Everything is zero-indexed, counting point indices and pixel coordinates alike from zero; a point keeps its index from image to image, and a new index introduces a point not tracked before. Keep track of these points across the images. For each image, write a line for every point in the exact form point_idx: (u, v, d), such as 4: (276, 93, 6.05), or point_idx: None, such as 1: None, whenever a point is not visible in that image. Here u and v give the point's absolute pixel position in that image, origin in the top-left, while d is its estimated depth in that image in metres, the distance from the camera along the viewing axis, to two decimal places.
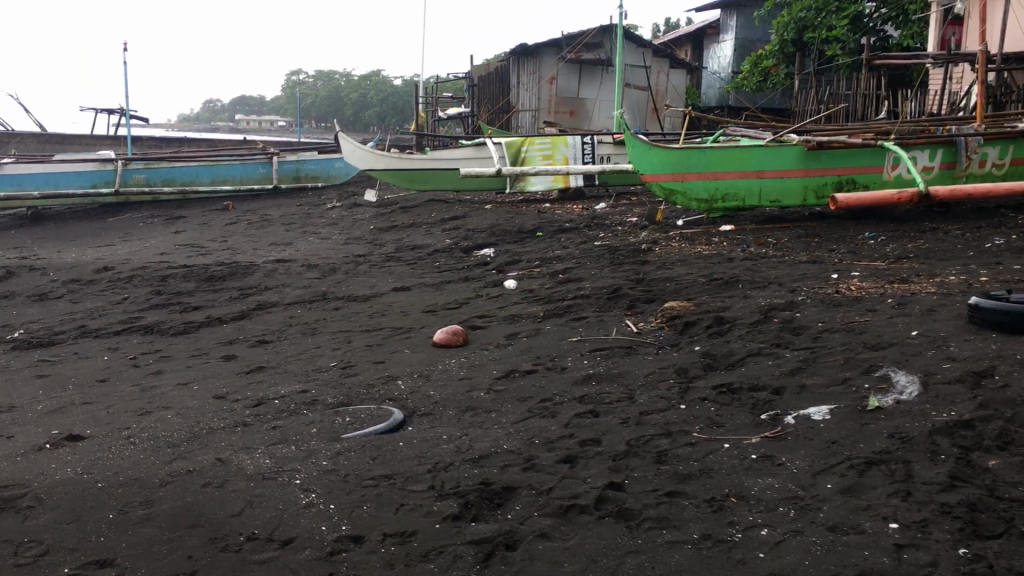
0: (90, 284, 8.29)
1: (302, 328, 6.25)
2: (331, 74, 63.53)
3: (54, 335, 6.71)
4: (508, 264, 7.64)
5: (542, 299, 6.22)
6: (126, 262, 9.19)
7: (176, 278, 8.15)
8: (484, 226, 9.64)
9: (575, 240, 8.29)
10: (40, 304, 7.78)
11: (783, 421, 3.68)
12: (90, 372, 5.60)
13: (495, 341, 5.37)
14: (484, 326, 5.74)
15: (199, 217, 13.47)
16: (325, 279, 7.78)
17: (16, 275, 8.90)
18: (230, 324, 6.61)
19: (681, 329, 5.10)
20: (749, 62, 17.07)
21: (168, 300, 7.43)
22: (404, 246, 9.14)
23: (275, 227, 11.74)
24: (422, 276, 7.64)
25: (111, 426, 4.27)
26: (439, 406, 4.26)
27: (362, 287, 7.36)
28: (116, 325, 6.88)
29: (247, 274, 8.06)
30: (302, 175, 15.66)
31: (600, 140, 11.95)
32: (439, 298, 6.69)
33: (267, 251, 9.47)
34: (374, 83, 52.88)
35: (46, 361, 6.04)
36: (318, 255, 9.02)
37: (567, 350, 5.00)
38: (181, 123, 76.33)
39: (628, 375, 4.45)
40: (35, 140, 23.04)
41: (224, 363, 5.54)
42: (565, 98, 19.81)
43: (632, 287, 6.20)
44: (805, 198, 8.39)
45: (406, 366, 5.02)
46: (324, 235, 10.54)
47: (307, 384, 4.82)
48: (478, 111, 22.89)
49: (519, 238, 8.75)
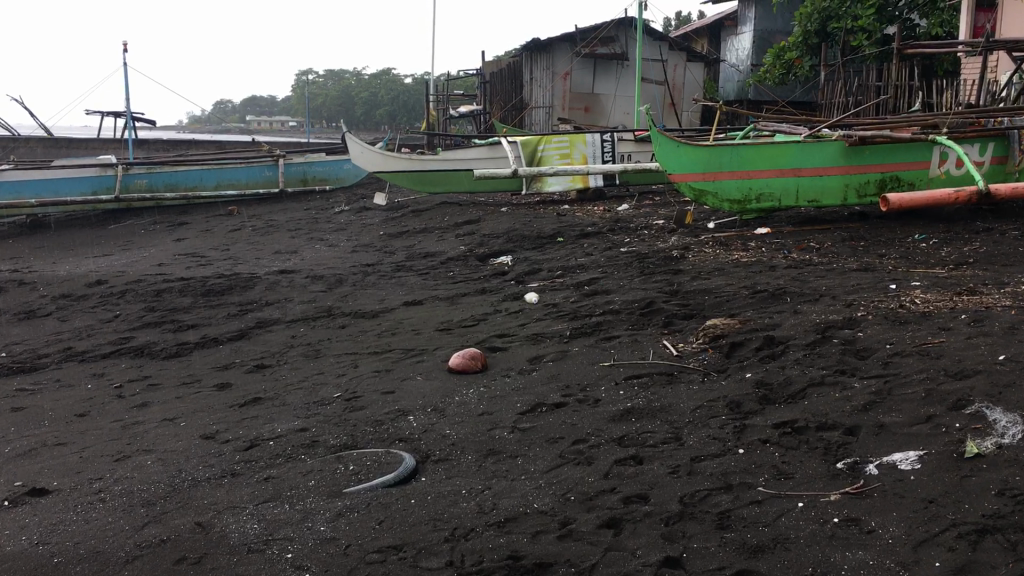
0: (82, 300, 7.81)
1: (305, 350, 5.72)
2: (343, 73, 63.22)
3: (38, 360, 6.22)
4: (527, 274, 7.08)
5: (567, 315, 5.66)
6: (121, 274, 8.69)
7: (172, 292, 7.64)
8: (500, 231, 9.08)
9: (599, 246, 7.72)
10: (26, 323, 7.29)
11: (865, 471, 3.10)
12: (70, 405, 5.10)
13: (516, 366, 4.82)
14: (504, 347, 5.18)
15: (202, 223, 13.00)
16: (332, 292, 7.25)
17: (5, 290, 8.43)
18: (227, 345, 6.08)
19: (727, 352, 4.52)
20: (771, 55, 16.41)
21: (162, 318, 6.92)
22: (416, 253, 8.60)
23: (280, 233, 11.22)
24: (435, 287, 7.09)
25: (82, 475, 3.76)
26: (455, 449, 3.71)
27: (370, 302, 6.82)
28: (104, 347, 6.38)
29: (248, 286, 7.55)
30: (309, 177, 15.20)
31: (620, 138, 11.44)
32: (453, 314, 6.15)
33: (271, 261, 8.96)
34: (384, 82, 52.57)
35: (25, 391, 5.54)
36: (324, 264, 8.51)
37: (599, 378, 4.43)
38: (193, 125, 76.26)
39: (672, 409, 3.89)
40: (40, 145, 22.74)
41: (217, 393, 5.01)
42: (580, 94, 19.24)
43: (666, 300, 5.64)
44: (846, 197, 7.79)
45: (418, 397, 4.47)
46: (331, 242, 10.01)
47: (308, 421, 4.28)
48: (491, 108, 22.32)
49: (539, 244, 8.19)
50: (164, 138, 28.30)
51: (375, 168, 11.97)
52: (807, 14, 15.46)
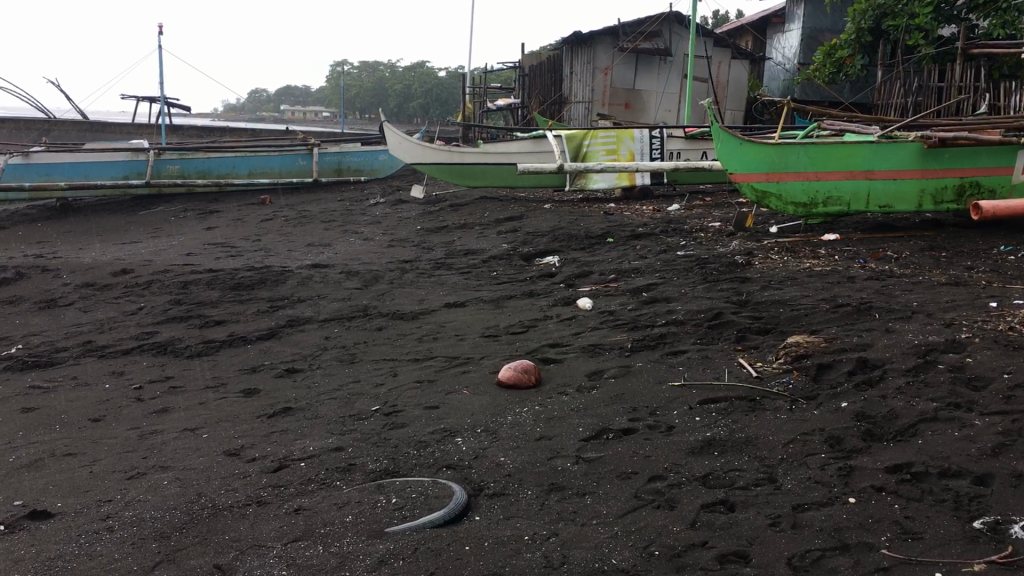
0: (106, 289, 7.42)
1: (338, 353, 5.27)
2: (378, 63, 63.08)
3: (55, 354, 5.82)
4: (577, 277, 6.59)
5: (627, 324, 5.17)
6: (148, 263, 8.31)
7: (200, 284, 7.22)
8: (546, 228, 8.60)
9: (653, 249, 7.22)
10: (47, 313, 6.91)
11: (1012, 535, 2.58)
12: (86, 407, 4.69)
13: (575, 382, 4.34)
14: (558, 360, 4.70)
15: (233, 211, 12.62)
16: (367, 289, 6.80)
17: (26, 277, 8.07)
18: (255, 345, 5.65)
19: (815, 377, 4.02)
20: (822, 53, 15.63)
21: (188, 312, 6.50)
22: (456, 250, 8.14)
23: (314, 224, 10.82)
24: (478, 288, 6.62)
25: (89, 496, 3.33)
26: (513, 482, 3.24)
27: (408, 301, 6.37)
28: (125, 342, 5.97)
29: (280, 281, 7.13)
30: (343, 167, 14.81)
31: (670, 134, 11.00)
32: (500, 319, 5.67)
33: (304, 253, 8.54)
34: (419, 74, 52.34)
35: (38, 389, 5.13)
36: (360, 259, 8.07)
37: (670, 401, 3.95)
38: (229, 113, 76.65)
39: (762, 443, 3.40)
40: (75, 128, 22.55)
41: (244, 400, 4.58)
42: (621, 89, 18.67)
43: (735, 311, 5.15)
44: (921, 203, 7.22)
45: (465, 415, 4.00)
46: (367, 235, 9.58)
47: (344, 438, 3.82)
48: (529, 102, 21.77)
49: (588, 244, 7.70)
50: (200, 125, 28.11)
51: (411, 159, 11.58)
52: (860, 10, 14.62)
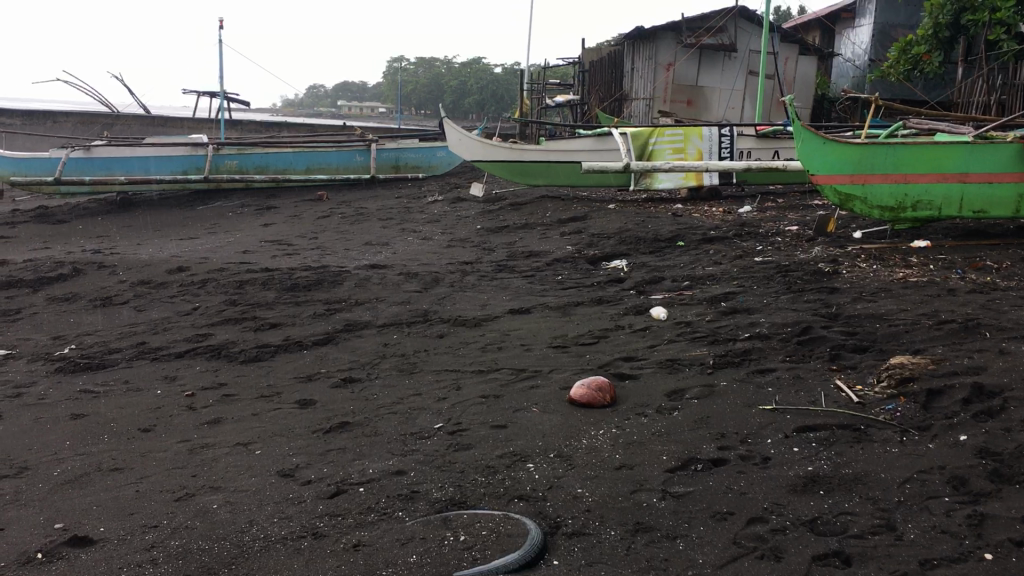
0: (161, 288, 7.26)
1: (398, 362, 5.00)
2: (434, 59, 63.18)
3: (108, 356, 5.65)
4: (648, 284, 6.24)
5: (706, 337, 4.80)
6: (204, 261, 8.14)
7: (256, 284, 7.02)
8: (611, 230, 8.25)
9: (727, 253, 6.83)
10: (101, 311, 6.77)
11: None
12: (136, 415, 4.48)
13: (654, 402, 4.00)
14: (634, 375, 4.37)
15: (291, 208, 12.48)
16: (427, 292, 6.53)
17: (83, 274, 7.95)
18: (312, 350, 5.42)
19: (925, 405, 3.63)
20: (896, 49, 14.69)
21: (243, 313, 6.29)
22: (518, 252, 7.83)
23: (371, 222, 10.62)
24: (542, 294, 6.31)
25: (134, 519, 3.09)
26: (593, 520, 2.91)
27: (469, 306, 6.08)
28: (178, 345, 5.78)
29: (338, 282, 6.89)
30: (401, 163, 14.59)
31: (739, 132, 10.53)
32: (567, 328, 5.35)
33: (362, 253, 8.31)
34: (475, 70, 52.28)
35: (88, 394, 4.94)
36: (419, 260, 7.82)
37: (762, 427, 3.59)
38: (287, 108, 77.48)
39: (873, 484, 3.04)
40: (136, 122, 22.72)
41: (299, 412, 4.32)
42: (683, 86, 18.17)
43: (826, 325, 4.76)
44: (1017, 208, 6.76)
45: (536, 437, 3.69)
46: (425, 235, 9.33)
47: (406, 460, 3.54)
48: (588, 98, 21.35)
49: (658, 247, 7.33)
50: (259, 121, 28.26)
51: (471, 156, 11.34)
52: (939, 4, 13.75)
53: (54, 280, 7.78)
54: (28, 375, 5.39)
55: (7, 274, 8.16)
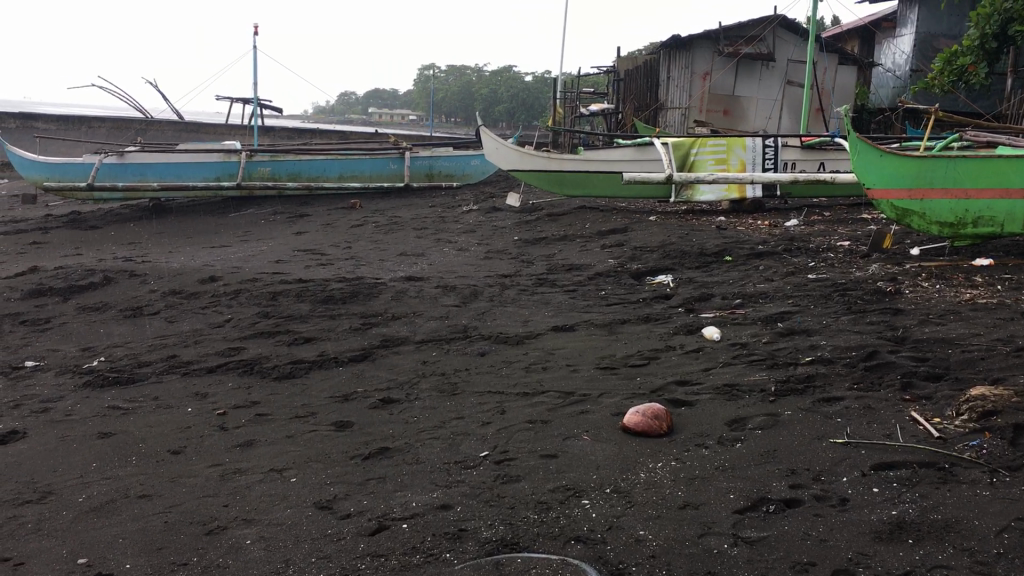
0: (193, 298, 7.11)
1: (438, 382, 4.77)
2: (465, 67, 63.35)
3: (137, 370, 5.48)
4: (696, 301, 5.98)
5: (764, 361, 4.54)
6: (237, 270, 8.00)
7: (290, 295, 6.84)
8: (654, 243, 7.99)
9: (778, 269, 6.55)
10: (131, 322, 6.62)
11: None
12: (166, 435, 4.30)
13: (714, 431, 3.74)
14: (689, 402, 4.11)
15: (323, 216, 12.34)
16: (466, 307, 6.31)
17: (114, 282, 7.83)
18: (347, 367, 5.21)
19: (1013, 441, 3.33)
20: (941, 59, 14.26)
21: (276, 326, 6.10)
22: (558, 265, 7.60)
23: (406, 231, 10.44)
24: (586, 310, 6.07)
25: (162, 555, 2.91)
26: (658, 568, 2.66)
27: (510, 322, 5.86)
28: (209, 358, 5.60)
29: (373, 294, 6.68)
30: (435, 172, 14.40)
31: (785, 144, 10.22)
32: (615, 347, 5.10)
33: (397, 264, 8.11)
34: (506, 79, 52.32)
35: (117, 411, 4.76)
36: (455, 271, 7.61)
37: (836, 463, 3.33)
38: (320, 115, 77.87)
39: (967, 532, 2.75)
40: (171, 128, 22.78)
41: (337, 435, 4.11)
42: (720, 96, 17.86)
43: (894, 349, 4.46)
44: None
45: (590, 469, 3.44)
46: (461, 245, 9.13)
47: (451, 492, 3.32)
48: (623, 107, 21.08)
49: (704, 262, 7.07)
50: (292, 127, 28.29)
51: (508, 166, 11.15)
52: (986, 14, 13.31)
53: (85, 288, 7.66)
54: (56, 390, 5.23)
55: (38, 282, 8.05)
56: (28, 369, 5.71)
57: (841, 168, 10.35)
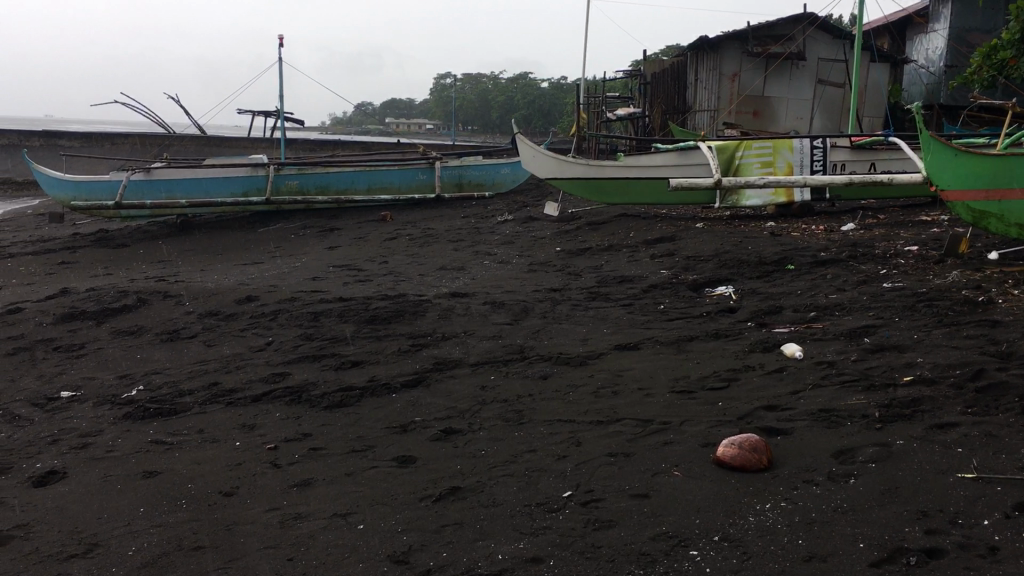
0: (231, 320, 6.82)
1: (502, 410, 4.43)
2: (483, 76, 63.19)
3: (179, 399, 5.19)
4: (766, 314, 5.61)
5: (859, 382, 4.16)
6: (274, 289, 7.70)
7: (331, 315, 6.53)
8: (707, 252, 7.63)
9: (849, 278, 6.17)
10: (168, 347, 6.33)
11: None
12: (216, 473, 4.00)
13: (822, 465, 3.37)
14: (785, 431, 3.76)
15: (354, 229, 12.05)
16: (519, 325, 5.97)
17: (148, 305, 7.55)
18: (401, 394, 4.88)
19: None
20: (979, 54, 13.52)
21: (321, 349, 5.79)
22: (608, 277, 7.25)
23: (442, 244, 10.11)
24: (647, 326, 5.71)
25: None
26: None
27: (568, 341, 5.51)
28: (253, 385, 5.30)
29: (420, 313, 6.36)
30: (464, 181, 14.10)
31: (833, 144, 9.85)
32: (689, 368, 4.75)
33: (438, 279, 7.80)
34: (525, 88, 52.04)
35: (161, 446, 4.46)
36: (501, 286, 7.28)
37: (971, 503, 2.96)
38: (339, 126, 77.98)
39: None
40: (194, 144, 22.57)
41: (400, 473, 3.78)
42: (749, 97, 17.46)
43: (1002, 367, 4.08)
44: None
45: (692, 513, 3.09)
46: (502, 258, 8.79)
47: (539, 542, 2.98)
48: (649, 111, 20.70)
49: (765, 271, 6.70)
50: (314, 139, 28.11)
51: (546, 175, 10.85)
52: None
53: (118, 311, 7.39)
54: (94, 423, 4.94)
55: (70, 305, 7.79)
56: (64, 400, 5.43)
57: (893, 168, 9.94)
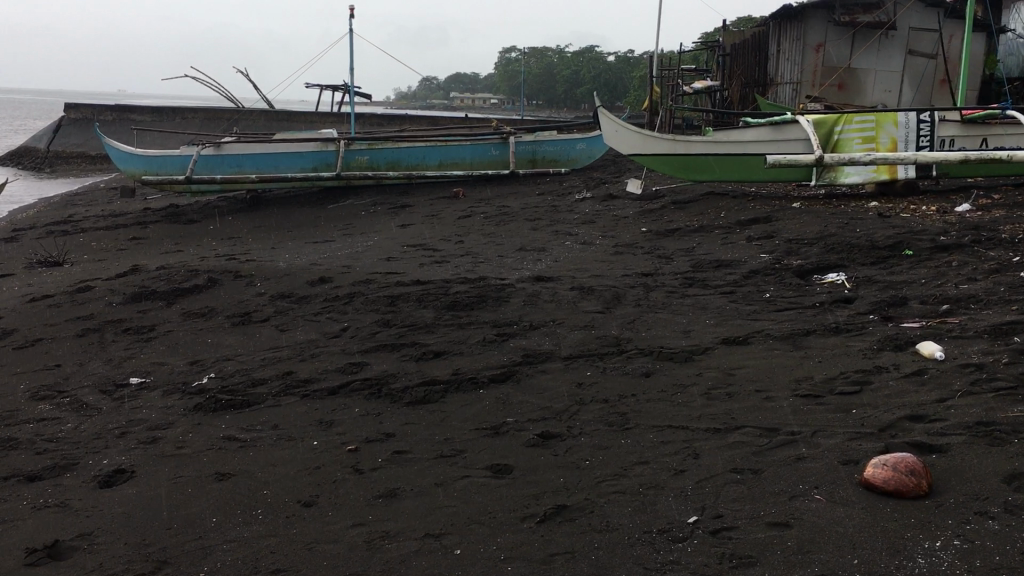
0: (305, 303, 6.51)
1: (605, 412, 4.01)
2: (549, 51, 62.36)
3: (252, 390, 4.88)
4: (889, 306, 5.07)
5: (1018, 391, 3.63)
6: (348, 270, 7.37)
7: (410, 300, 6.17)
8: (810, 234, 7.07)
9: (979, 266, 5.58)
10: (241, 331, 6.05)
11: None
12: (293, 478, 3.66)
13: (995, 493, 2.88)
14: (940, 447, 3.26)
15: (426, 206, 11.71)
16: (612, 313, 5.53)
17: (219, 285, 7.29)
18: (489, 390, 4.49)
19: None
20: None
21: (400, 337, 5.44)
22: (702, 261, 6.75)
23: (518, 223, 9.68)
24: (754, 317, 5.22)
25: None
26: None
27: (669, 333, 5.05)
28: (328, 376, 4.97)
29: (504, 298, 5.96)
30: (538, 158, 13.65)
31: (942, 118, 9.05)
32: (811, 368, 4.25)
33: (519, 261, 7.40)
34: (593, 63, 51.16)
35: (234, 443, 4.16)
36: (587, 269, 6.85)
37: None
38: (404, 102, 77.79)
39: None
40: (263, 118, 22.44)
41: (498, 485, 3.39)
42: (835, 68, 16.06)
43: None
44: None
45: (846, 552, 2.64)
46: (584, 238, 8.33)
47: None
48: (728, 84, 19.81)
49: (878, 258, 6.13)
50: (381, 113, 27.84)
51: (630, 150, 10.34)
52: None
53: (188, 292, 7.14)
54: (164, 414, 4.66)
55: (140, 284, 7.57)
56: (132, 388, 5.17)
57: (1007, 144, 9.15)
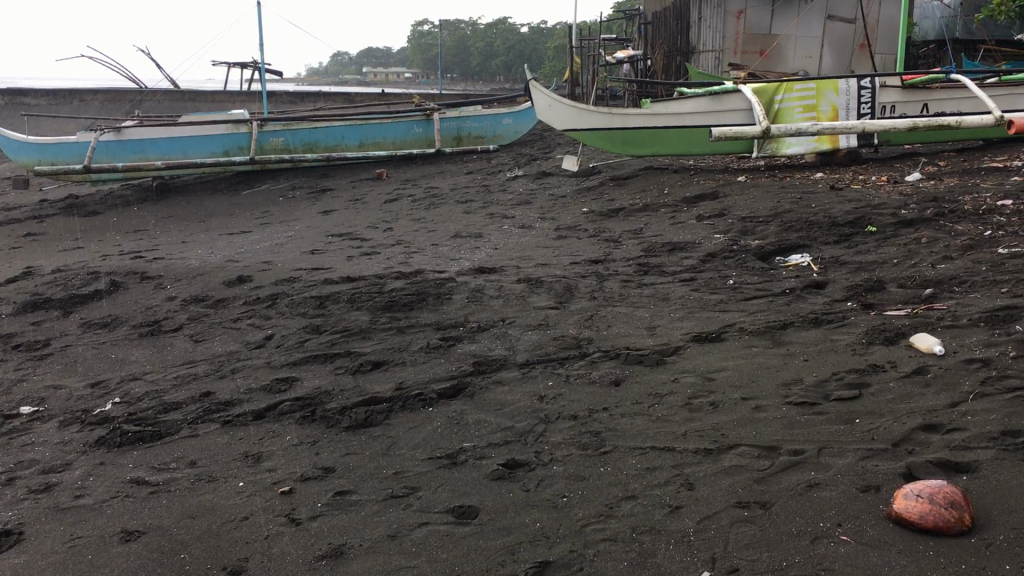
0: (221, 307, 5.84)
1: (577, 433, 3.51)
2: (462, 24, 61.45)
3: (165, 417, 4.24)
4: (867, 291, 4.69)
5: None
6: (268, 267, 6.71)
7: (340, 300, 5.57)
8: (763, 211, 6.70)
9: (951, 242, 5.26)
10: (149, 343, 5.36)
11: None
12: (214, 535, 3.07)
13: None
14: (967, 465, 2.86)
15: (348, 189, 11.04)
16: (566, 309, 5.03)
17: (123, 289, 6.55)
18: (440, 408, 3.94)
19: None
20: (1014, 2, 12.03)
21: (333, 346, 4.84)
22: (654, 244, 6.31)
23: (449, 206, 9.12)
24: (722, 307, 4.78)
25: None
26: None
27: (632, 330, 4.58)
28: (252, 396, 4.35)
29: (445, 296, 5.40)
30: (464, 135, 13.02)
31: (883, 84, 8.77)
32: (799, 369, 3.82)
33: (456, 250, 6.85)
34: (507, 36, 50.53)
35: (144, 487, 3.53)
36: (530, 257, 6.34)
37: None
38: (314, 78, 75.92)
39: None
40: (167, 99, 21.27)
41: (466, 535, 2.87)
42: (757, 35, 14.98)
43: None
44: None
45: None
46: (522, 221, 7.82)
47: None
48: (652, 52, 19.35)
49: (841, 235, 5.78)
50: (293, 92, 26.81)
51: (565, 124, 9.78)
52: None
53: (89, 298, 6.39)
54: (59, 452, 3.99)
55: (33, 290, 6.77)
56: (22, 419, 4.46)
57: (946, 109, 8.95)
